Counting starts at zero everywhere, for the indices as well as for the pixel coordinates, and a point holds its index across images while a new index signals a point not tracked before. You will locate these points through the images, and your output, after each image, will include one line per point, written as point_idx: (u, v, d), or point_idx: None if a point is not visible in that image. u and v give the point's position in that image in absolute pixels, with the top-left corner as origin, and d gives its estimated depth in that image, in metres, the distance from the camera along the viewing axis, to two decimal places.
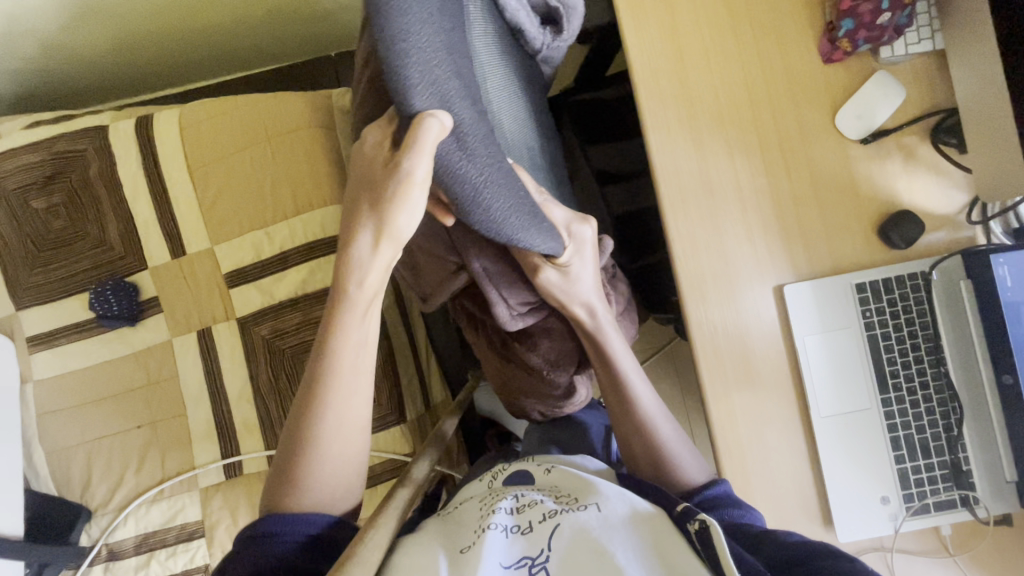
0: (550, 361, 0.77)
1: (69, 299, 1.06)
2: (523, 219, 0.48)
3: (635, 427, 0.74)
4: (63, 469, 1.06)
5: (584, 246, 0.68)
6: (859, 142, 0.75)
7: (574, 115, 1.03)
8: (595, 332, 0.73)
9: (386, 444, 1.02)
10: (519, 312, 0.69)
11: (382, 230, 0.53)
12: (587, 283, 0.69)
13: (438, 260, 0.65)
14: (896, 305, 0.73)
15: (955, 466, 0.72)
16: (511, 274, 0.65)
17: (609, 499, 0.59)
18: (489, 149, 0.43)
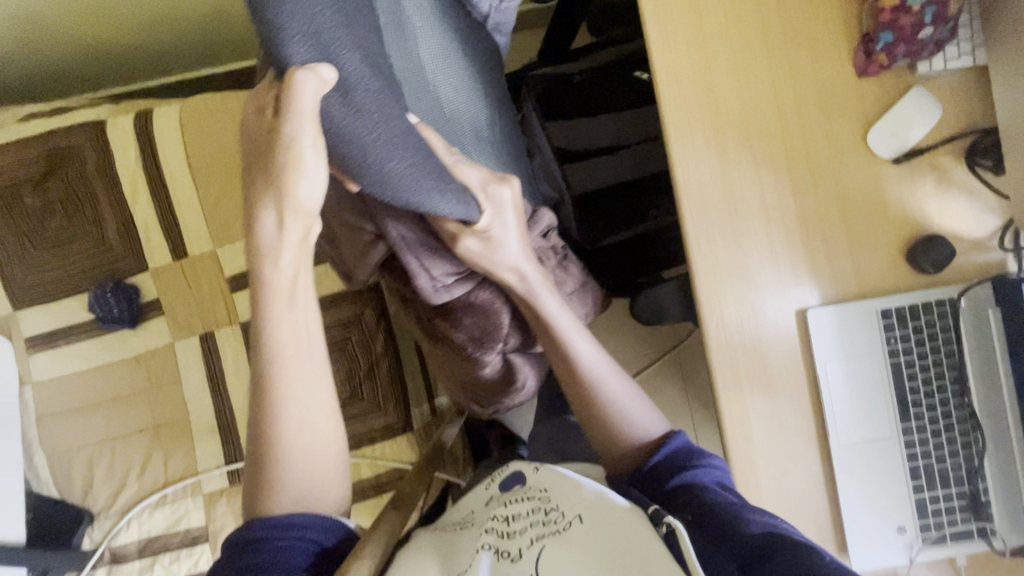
0: (472, 338, 0.73)
1: (67, 300, 1.04)
2: (427, 178, 0.45)
3: (580, 406, 0.71)
4: (64, 472, 1.04)
5: (505, 208, 0.62)
6: (891, 162, 0.72)
7: (558, 93, 0.98)
8: (527, 298, 0.69)
9: (391, 452, 1.01)
10: (444, 283, 0.65)
11: (281, 206, 0.50)
12: (513, 247, 0.64)
13: (354, 231, 0.61)
14: (921, 332, 0.71)
15: (973, 497, 0.70)
16: (431, 242, 0.61)
17: (592, 513, 0.55)
18: (383, 106, 0.40)
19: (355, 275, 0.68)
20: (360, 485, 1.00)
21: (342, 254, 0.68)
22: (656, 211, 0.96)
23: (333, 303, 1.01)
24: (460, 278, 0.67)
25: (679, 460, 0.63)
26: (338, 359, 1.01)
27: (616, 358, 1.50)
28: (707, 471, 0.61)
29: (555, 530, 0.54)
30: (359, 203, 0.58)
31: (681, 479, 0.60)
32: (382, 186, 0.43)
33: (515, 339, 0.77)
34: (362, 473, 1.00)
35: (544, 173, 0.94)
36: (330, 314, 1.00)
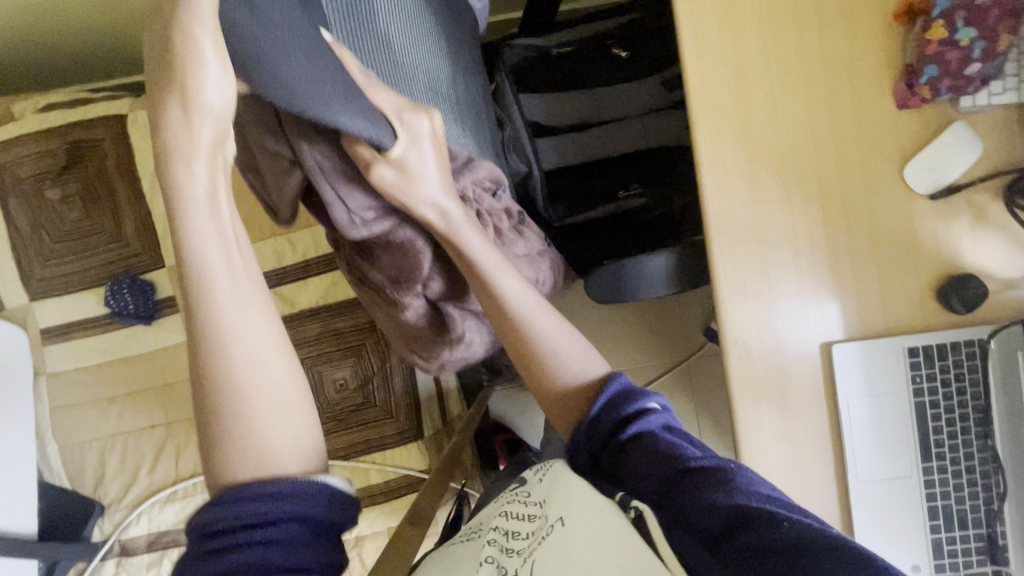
0: (391, 278, 0.66)
1: (83, 293, 1.04)
2: (324, 92, 0.41)
3: (519, 358, 0.60)
4: (77, 463, 1.05)
5: (422, 139, 0.57)
6: (926, 198, 0.71)
7: (534, 66, 0.96)
8: (450, 235, 0.62)
9: (401, 459, 1.01)
10: (363, 220, 0.58)
11: (182, 102, 0.41)
12: (433, 180, 0.59)
13: (268, 154, 0.53)
14: (948, 372, 0.70)
15: (990, 540, 0.70)
16: (349, 171, 0.54)
17: (573, 508, 0.44)
18: (286, 14, 0.40)
19: (279, 208, 0.58)
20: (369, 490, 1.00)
21: (264, 184, 0.58)
22: (624, 193, 0.96)
23: (350, 309, 1.00)
24: (380, 216, 0.60)
25: (624, 402, 0.52)
26: (352, 364, 1.00)
27: (626, 368, 1.49)
28: (658, 417, 0.51)
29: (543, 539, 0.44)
30: (271, 116, 0.50)
31: (634, 429, 0.50)
32: (275, 92, 0.38)
33: (439, 283, 0.70)
34: (372, 479, 1.00)
35: (513, 143, 0.93)
36: (346, 319, 1.00)
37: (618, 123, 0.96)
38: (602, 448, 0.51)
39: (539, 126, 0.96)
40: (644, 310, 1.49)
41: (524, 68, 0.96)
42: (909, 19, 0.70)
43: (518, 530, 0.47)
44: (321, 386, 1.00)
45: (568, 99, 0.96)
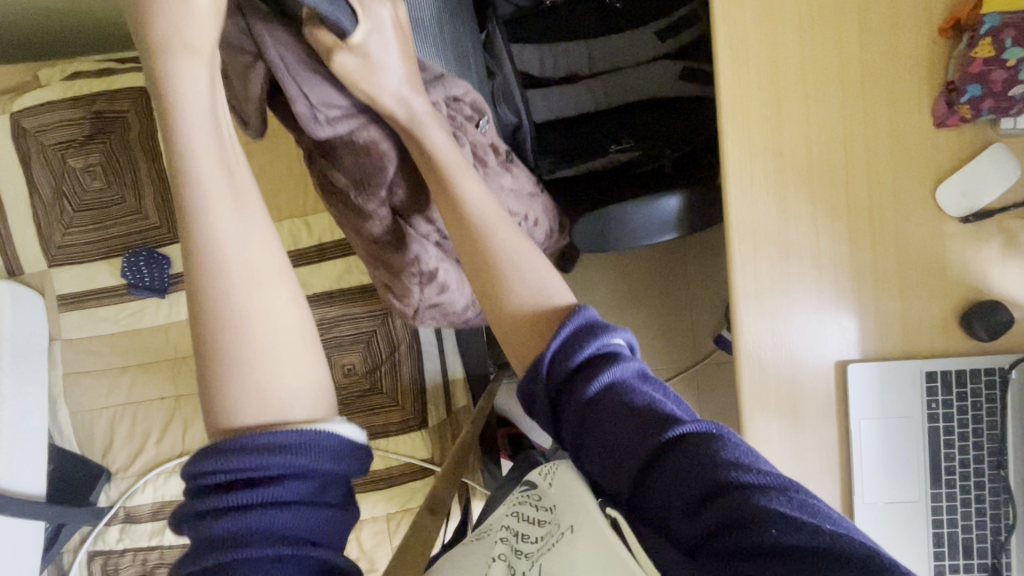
0: (352, 183, 0.58)
1: (100, 263, 1.05)
2: None
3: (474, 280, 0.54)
4: (87, 429, 1.07)
5: (386, 28, 0.53)
6: (957, 220, 0.69)
7: (528, 20, 0.93)
8: (413, 131, 0.57)
9: (405, 447, 1.01)
10: (327, 118, 0.51)
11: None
12: (399, 75, 0.54)
13: (230, 50, 0.48)
14: (965, 399, 0.69)
15: (995, 571, 0.69)
16: (311, 64, 0.50)
17: (583, 514, 0.42)
18: None
19: (246, 119, 0.52)
20: (371, 475, 1.02)
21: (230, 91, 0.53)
22: (616, 146, 0.93)
23: (361, 296, 0.99)
24: (346, 118, 0.54)
25: (584, 349, 0.46)
26: (361, 350, 1.00)
27: None
28: (625, 364, 0.45)
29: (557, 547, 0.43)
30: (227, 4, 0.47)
31: (601, 385, 0.44)
32: None
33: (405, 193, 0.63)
34: (375, 465, 1.01)
35: (501, 94, 0.88)
36: (358, 305, 0.99)
37: (615, 72, 0.92)
38: (565, 409, 0.45)
39: (533, 81, 0.95)
40: (654, 313, 1.49)
41: (516, 19, 0.93)
42: (954, 34, 0.68)
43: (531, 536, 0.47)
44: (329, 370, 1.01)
45: (562, 52, 0.93)
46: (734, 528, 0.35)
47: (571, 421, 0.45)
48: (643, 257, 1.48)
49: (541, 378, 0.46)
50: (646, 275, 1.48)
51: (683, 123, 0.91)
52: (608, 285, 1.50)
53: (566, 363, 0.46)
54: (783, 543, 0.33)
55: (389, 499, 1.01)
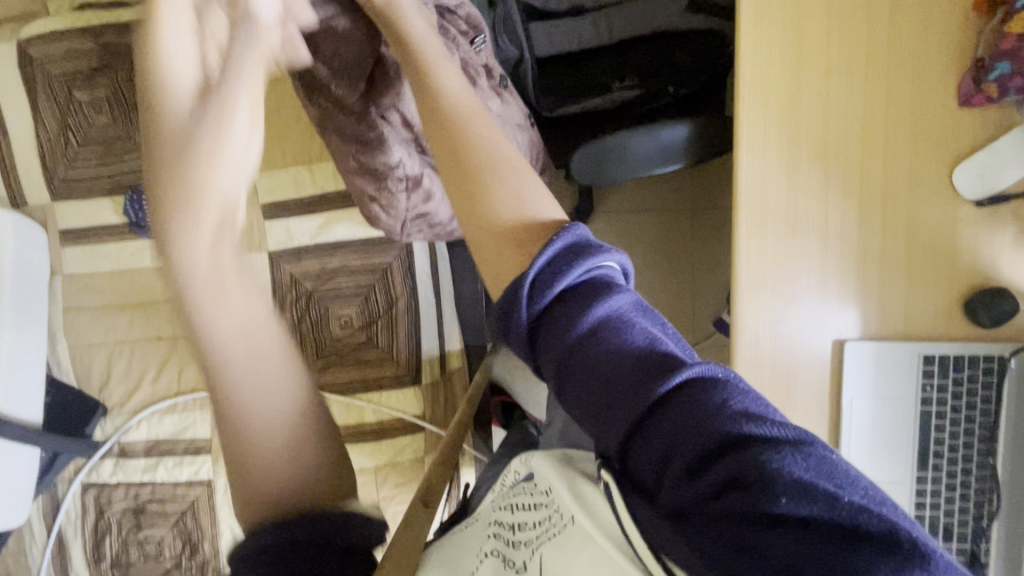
0: (332, 68, 0.55)
1: (103, 200, 1.04)
2: None
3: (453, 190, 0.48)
4: (84, 365, 1.08)
5: None
6: (972, 204, 0.67)
7: None
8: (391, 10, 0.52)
9: (397, 402, 1.02)
10: None
11: None
12: None
13: None
14: (960, 385, 0.68)
15: (972, 556, 0.69)
16: None
17: (602, 523, 0.43)
18: None
19: None
20: (362, 428, 1.03)
21: None
22: (619, 83, 0.92)
23: (360, 249, 0.99)
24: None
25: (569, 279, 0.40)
26: (359, 302, 1.00)
27: None
28: (616, 294, 0.39)
29: (551, 536, 0.47)
30: None
31: (588, 320, 0.38)
32: None
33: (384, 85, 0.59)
34: (367, 417, 1.03)
35: (503, 23, 0.90)
36: (359, 257, 0.99)
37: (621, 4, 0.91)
38: (545, 347, 0.40)
39: (536, 12, 0.93)
40: (657, 292, 1.47)
41: None
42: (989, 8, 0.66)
43: (526, 522, 0.51)
44: (326, 321, 1.01)
45: None
46: (732, 490, 0.30)
47: (552, 360, 0.39)
48: (649, 235, 1.46)
49: (524, 310, 0.40)
50: (651, 253, 1.46)
51: (688, 59, 0.90)
52: None
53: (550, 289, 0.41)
54: (785, 511, 0.29)
55: (378, 452, 1.03)
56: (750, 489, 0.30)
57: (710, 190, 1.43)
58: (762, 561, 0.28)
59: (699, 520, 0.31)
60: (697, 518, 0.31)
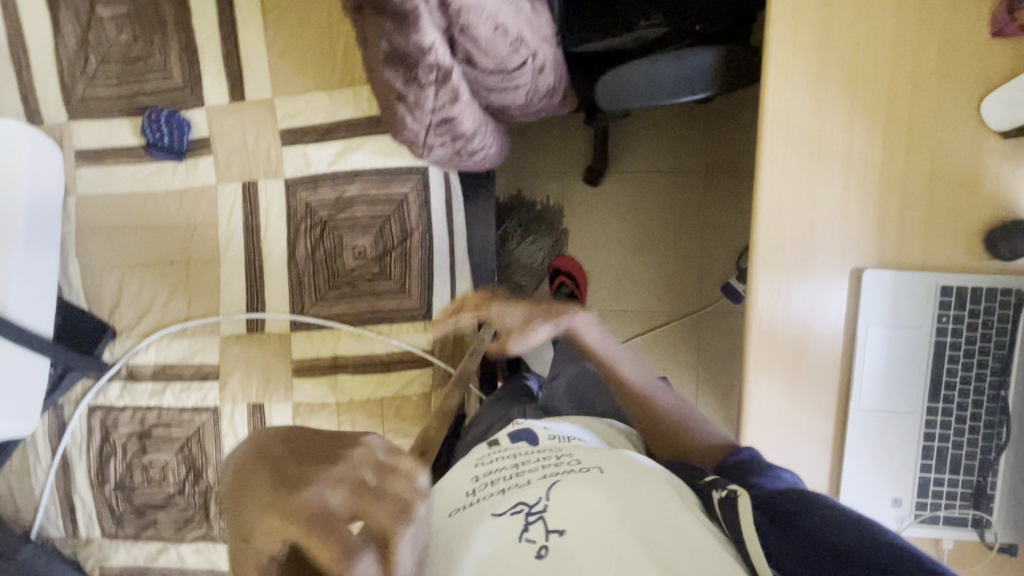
0: None
1: (121, 121, 1.04)
2: None
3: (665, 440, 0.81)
4: (95, 287, 1.08)
5: None
6: (999, 135, 0.67)
7: None
8: None
9: (407, 335, 1.03)
10: None
11: None
12: None
13: None
14: (977, 317, 0.68)
15: (978, 488, 0.70)
16: None
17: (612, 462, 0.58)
18: None
19: None
20: (371, 360, 1.04)
21: None
22: (645, 22, 0.91)
23: (378, 180, 0.98)
24: None
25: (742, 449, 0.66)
26: (374, 233, 1.00)
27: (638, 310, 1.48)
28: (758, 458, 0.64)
29: (576, 472, 0.56)
30: None
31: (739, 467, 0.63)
32: None
33: None
34: (376, 350, 1.03)
35: None
36: (375, 188, 0.99)
37: None
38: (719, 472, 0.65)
39: None
40: (666, 257, 1.46)
41: None
42: None
43: (531, 460, 0.62)
44: (340, 251, 1.01)
45: None
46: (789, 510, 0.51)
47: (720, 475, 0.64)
48: (662, 198, 1.45)
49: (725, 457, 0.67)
50: (663, 215, 1.45)
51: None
52: (622, 221, 1.47)
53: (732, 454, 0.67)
54: (841, 515, 0.48)
55: (386, 383, 1.04)
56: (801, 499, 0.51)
57: (726, 155, 1.42)
58: (821, 548, 0.47)
59: (800, 525, 0.49)
60: (782, 507, 0.51)
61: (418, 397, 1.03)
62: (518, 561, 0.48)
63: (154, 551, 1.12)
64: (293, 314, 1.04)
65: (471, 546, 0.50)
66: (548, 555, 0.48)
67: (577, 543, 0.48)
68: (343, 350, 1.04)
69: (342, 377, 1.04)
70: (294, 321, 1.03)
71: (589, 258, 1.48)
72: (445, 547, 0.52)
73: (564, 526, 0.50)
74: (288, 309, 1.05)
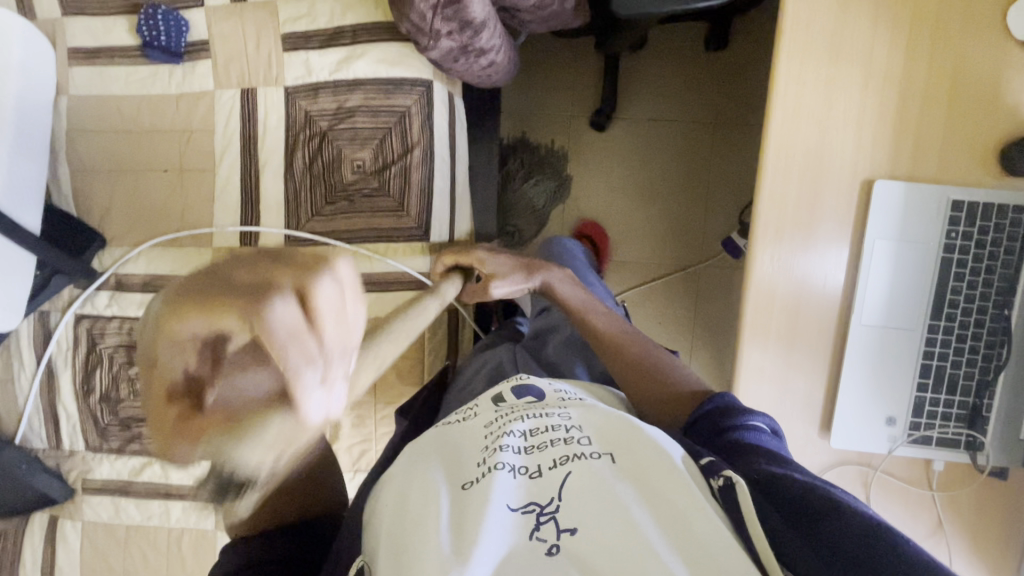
0: None
1: (118, 20, 1.01)
2: None
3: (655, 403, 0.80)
4: (85, 192, 1.05)
5: None
6: (1020, 46, 0.65)
7: None
8: None
9: (402, 254, 1.00)
10: None
11: None
12: None
13: None
14: (986, 234, 0.67)
15: (974, 410, 0.69)
16: None
17: (626, 451, 0.56)
18: None
19: None
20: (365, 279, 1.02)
21: None
22: None
23: (380, 91, 0.96)
24: None
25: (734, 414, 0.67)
26: (374, 146, 0.98)
27: (636, 262, 1.46)
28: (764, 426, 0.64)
29: (587, 460, 0.55)
30: None
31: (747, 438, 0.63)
32: None
33: None
34: (371, 267, 1.01)
35: None
36: (377, 99, 0.96)
37: None
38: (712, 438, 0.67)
39: None
40: (669, 211, 1.45)
41: None
42: None
43: (539, 435, 0.60)
44: (338, 164, 0.99)
45: None
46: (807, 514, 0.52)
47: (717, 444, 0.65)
48: (668, 150, 1.43)
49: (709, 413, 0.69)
50: (667, 166, 1.43)
51: None
52: (626, 171, 1.45)
53: (723, 418, 0.67)
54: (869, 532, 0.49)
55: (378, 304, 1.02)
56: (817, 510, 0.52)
57: (735, 109, 1.39)
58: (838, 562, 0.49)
59: (815, 525, 0.51)
60: (799, 509, 0.53)
61: None
62: (527, 557, 0.49)
63: (137, 465, 1.11)
64: (287, 229, 1.02)
65: (488, 537, 0.48)
66: (559, 553, 0.49)
67: (587, 542, 0.49)
68: None
69: None
70: (288, 235, 1.01)
71: (591, 207, 1.46)
72: (457, 529, 0.50)
73: (575, 524, 0.50)
74: (282, 223, 1.02)
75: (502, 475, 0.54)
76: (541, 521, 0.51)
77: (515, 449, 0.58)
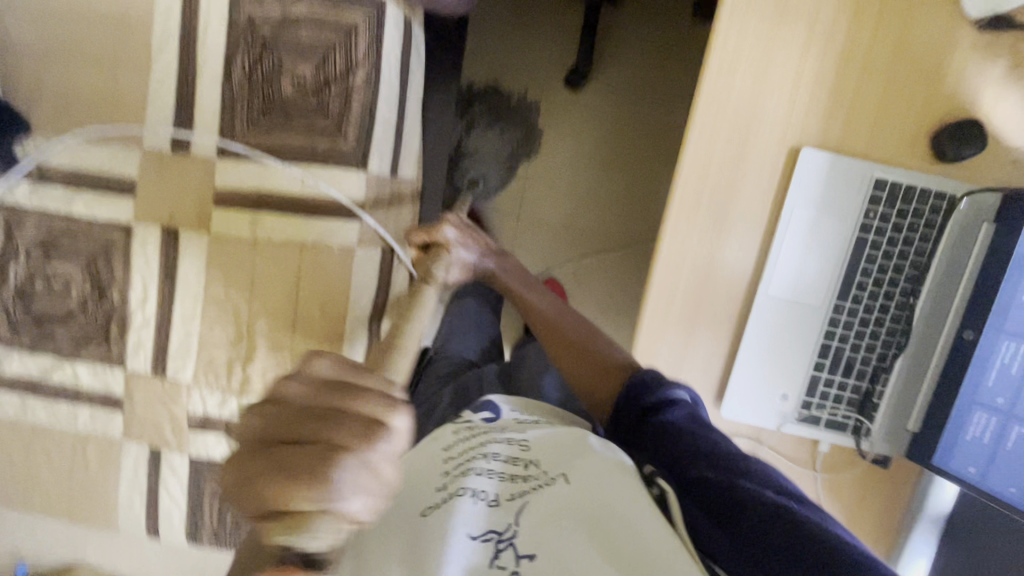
0: None
1: None
2: None
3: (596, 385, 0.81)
4: (12, 73, 1.00)
5: None
6: (971, 25, 0.63)
7: None
8: None
9: (336, 179, 0.99)
10: None
11: None
12: None
13: None
14: (904, 218, 0.65)
15: (865, 395, 0.68)
16: None
17: (576, 467, 0.56)
18: None
19: None
20: (298, 200, 0.99)
21: None
22: None
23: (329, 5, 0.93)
24: None
25: (654, 390, 0.66)
26: (316, 62, 0.94)
27: (594, 231, 1.44)
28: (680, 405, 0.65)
29: (544, 484, 0.55)
30: None
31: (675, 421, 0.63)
32: None
33: None
34: (305, 190, 0.99)
35: None
36: (324, 12, 0.93)
37: None
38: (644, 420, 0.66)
39: None
40: (633, 184, 1.42)
41: None
42: None
43: (503, 461, 0.59)
44: (277, 75, 0.94)
45: None
46: (728, 511, 0.53)
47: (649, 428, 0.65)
48: (641, 121, 1.40)
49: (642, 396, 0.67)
50: (638, 136, 1.40)
51: None
52: (595, 135, 1.41)
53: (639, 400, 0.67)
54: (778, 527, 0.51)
55: (307, 228, 1.00)
56: (741, 508, 0.53)
57: None
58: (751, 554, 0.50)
59: (735, 523, 0.52)
60: (722, 505, 0.54)
61: (338, 249, 1.01)
62: None
63: (48, 364, 1.08)
64: (221, 138, 0.98)
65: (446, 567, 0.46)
66: None
67: (548, 566, 0.47)
68: (271, 186, 0.99)
69: (266, 214, 1.00)
70: (220, 145, 0.97)
71: (556, 170, 1.43)
72: (416, 558, 0.48)
73: (534, 550, 0.49)
74: (216, 131, 0.98)
75: (464, 501, 0.53)
76: (500, 549, 0.49)
77: (479, 474, 0.56)
